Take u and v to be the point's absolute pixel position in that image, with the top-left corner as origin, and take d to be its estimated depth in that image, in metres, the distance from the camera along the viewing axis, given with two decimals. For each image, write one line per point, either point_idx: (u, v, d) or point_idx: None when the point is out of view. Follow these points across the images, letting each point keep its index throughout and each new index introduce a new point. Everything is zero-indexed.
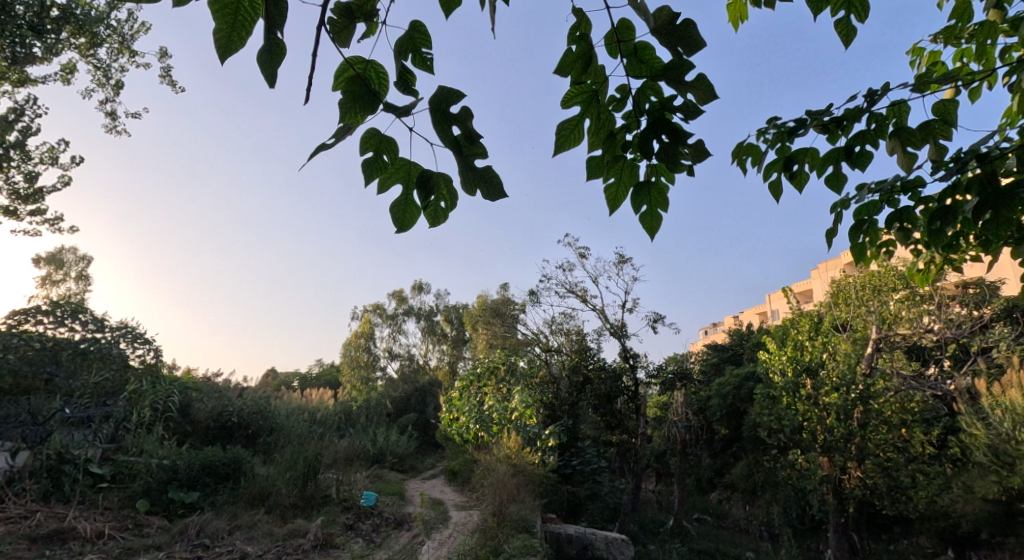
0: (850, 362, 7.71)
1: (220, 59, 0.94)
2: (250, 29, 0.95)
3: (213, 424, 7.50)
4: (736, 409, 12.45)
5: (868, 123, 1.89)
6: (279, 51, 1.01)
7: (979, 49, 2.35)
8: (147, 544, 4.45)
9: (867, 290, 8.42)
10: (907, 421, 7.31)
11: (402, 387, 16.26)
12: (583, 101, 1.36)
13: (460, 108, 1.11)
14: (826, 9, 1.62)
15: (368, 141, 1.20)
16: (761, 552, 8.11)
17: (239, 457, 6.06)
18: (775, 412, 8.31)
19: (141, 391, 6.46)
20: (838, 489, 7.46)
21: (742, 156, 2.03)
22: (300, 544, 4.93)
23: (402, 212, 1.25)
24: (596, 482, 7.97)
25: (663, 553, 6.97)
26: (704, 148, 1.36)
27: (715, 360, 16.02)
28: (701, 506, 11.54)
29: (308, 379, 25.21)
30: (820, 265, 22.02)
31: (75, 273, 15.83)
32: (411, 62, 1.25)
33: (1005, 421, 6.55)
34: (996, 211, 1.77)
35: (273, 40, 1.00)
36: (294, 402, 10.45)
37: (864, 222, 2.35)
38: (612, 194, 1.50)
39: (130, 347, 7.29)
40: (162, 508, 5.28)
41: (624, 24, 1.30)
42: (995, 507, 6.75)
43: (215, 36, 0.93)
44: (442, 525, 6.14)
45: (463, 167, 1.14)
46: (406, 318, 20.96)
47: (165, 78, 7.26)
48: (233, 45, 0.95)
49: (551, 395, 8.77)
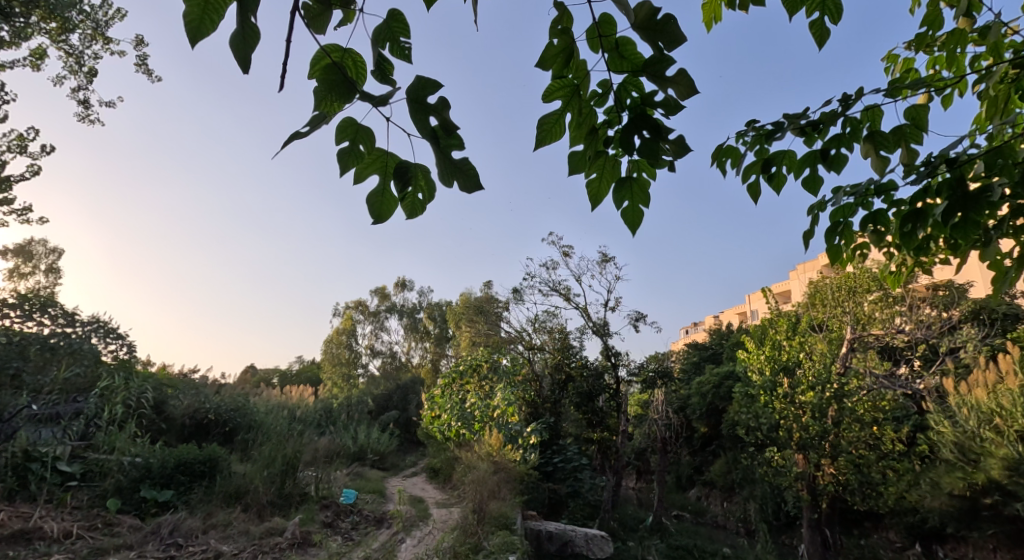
0: (826, 362, 7.93)
1: (191, 43, 0.91)
2: (223, 14, 0.93)
3: (189, 422, 7.33)
4: (715, 407, 12.67)
5: (843, 126, 1.92)
6: (252, 36, 0.99)
7: (950, 56, 2.39)
8: (118, 544, 4.34)
9: (843, 291, 8.57)
10: (879, 419, 7.54)
11: (384, 384, 16.16)
12: (564, 95, 1.35)
13: (437, 98, 1.09)
14: (801, 10, 1.63)
15: (344, 130, 1.17)
16: (737, 548, 8.24)
17: (215, 454, 5.95)
18: (753, 411, 8.41)
19: (113, 387, 6.29)
20: (812, 485, 7.62)
21: (722, 158, 2.04)
22: (277, 543, 4.86)
23: (379, 203, 1.23)
24: (577, 480, 7.93)
25: (642, 550, 7.02)
26: (685, 144, 1.38)
27: (695, 359, 16.26)
28: (680, 503, 11.65)
29: (288, 375, 24.90)
30: (798, 266, 22.48)
31: (43, 267, 15.33)
32: (389, 51, 1.22)
33: (970, 419, 6.78)
34: (966, 214, 1.80)
35: (246, 24, 0.98)
36: (274, 399, 10.30)
37: (840, 224, 2.39)
38: (595, 189, 1.49)
39: (102, 342, 7.11)
40: (133, 507, 5.16)
41: (606, 19, 1.30)
42: (961, 503, 6.92)
43: (184, 19, 0.90)
44: (421, 524, 6.11)
45: (441, 159, 1.13)
46: (389, 315, 20.81)
47: (140, 66, 7.07)
48: (205, 30, 0.93)
49: (533, 393, 8.89)
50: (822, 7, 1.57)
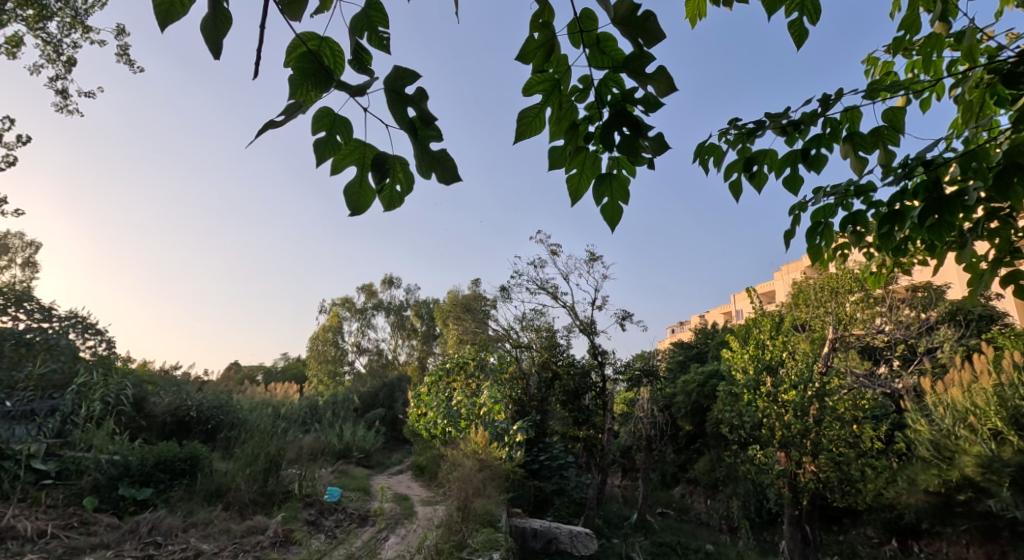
0: (808, 362, 8.02)
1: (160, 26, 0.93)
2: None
3: (170, 419, 7.17)
4: (700, 406, 12.79)
5: (824, 127, 1.92)
6: (225, 20, 1.00)
7: (927, 60, 2.41)
8: (94, 544, 4.22)
9: (826, 291, 8.63)
10: (858, 418, 7.66)
11: (370, 382, 16.02)
12: (544, 90, 1.31)
13: (416, 89, 1.06)
14: (780, 9, 1.62)
15: (321, 120, 1.13)
16: (720, 545, 8.32)
17: (197, 452, 5.85)
18: (736, 409, 8.48)
19: (91, 384, 6.14)
20: (794, 482, 7.68)
21: (704, 155, 2.02)
22: (259, 541, 4.79)
23: (356, 195, 1.19)
24: (563, 478, 7.94)
25: (626, 547, 7.05)
26: (665, 141, 1.35)
27: (681, 358, 16.39)
28: (664, 501, 11.73)
29: (272, 372, 24.60)
30: (781, 267, 22.71)
31: (19, 260, 14.92)
32: (366, 41, 1.19)
33: (946, 417, 6.95)
34: (941, 215, 1.78)
35: (218, 9, 0.99)
36: (258, 396, 10.15)
37: (820, 224, 2.39)
38: (575, 185, 1.46)
39: (80, 338, 6.93)
40: (111, 505, 5.04)
41: (587, 14, 1.27)
42: (935, 499, 7.10)
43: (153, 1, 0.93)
44: (406, 521, 6.08)
45: (420, 151, 1.09)
46: (376, 313, 20.63)
47: (121, 56, 6.88)
48: (176, 11, 0.95)
49: (520, 391, 8.77)
50: (800, 8, 1.56)
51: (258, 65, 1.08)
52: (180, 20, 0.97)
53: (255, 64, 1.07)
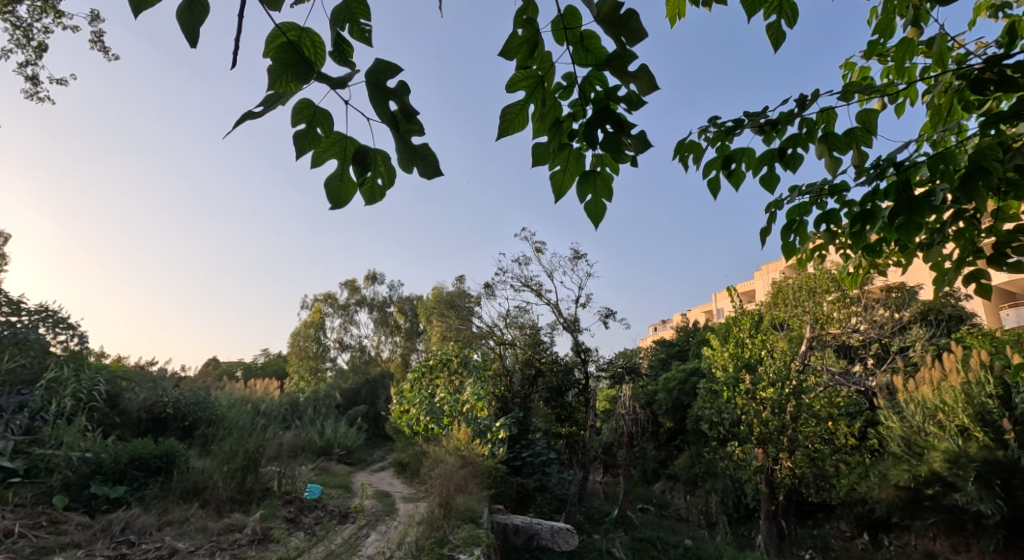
0: (786, 360, 8.16)
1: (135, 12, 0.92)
2: None
3: (145, 416, 7.01)
4: (681, 403, 12.96)
5: (800, 127, 1.96)
6: (201, 10, 0.99)
7: (900, 66, 2.47)
8: (64, 543, 4.13)
9: (804, 291, 8.88)
10: (834, 415, 7.83)
11: (353, 379, 15.92)
12: (528, 86, 1.32)
13: (398, 81, 1.06)
14: (759, 12, 1.64)
15: (301, 112, 1.12)
16: (699, 539, 8.46)
17: (173, 449, 5.77)
18: (716, 406, 8.61)
19: (62, 379, 5.98)
20: (771, 478, 7.82)
21: (684, 152, 2.04)
22: (236, 539, 4.73)
23: (336, 188, 1.18)
24: (545, 474, 8.01)
25: (607, 542, 7.11)
26: (647, 140, 1.37)
27: (663, 356, 16.57)
28: (645, 496, 11.87)
29: (252, 368, 24.25)
30: (762, 268, 23.06)
31: None
32: (348, 33, 1.18)
33: (917, 414, 7.17)
34: (909, 217, 1.82)
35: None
36: (237, 393, 9.99)
37: (795, 222, 2.44)
38: (558, 180, 1.47)
39: (50, 332, 6.76)
40: (83, 504, 4.93)
41: (571, 11, 1.28)
42: (905, 494, 7.32)
43: None
44: (386, 518, 6.06)
45: (400, 144, 1.09)
46: (359, 309, 20.45)
47: (95, 43, 6.68)
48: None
49: (503, 388, 8.79)
50: (779, 10, 1.58)
51: (235, 55, 1.06)
52: (153, 7, 0.95)
53: (233, 53, 1.05)
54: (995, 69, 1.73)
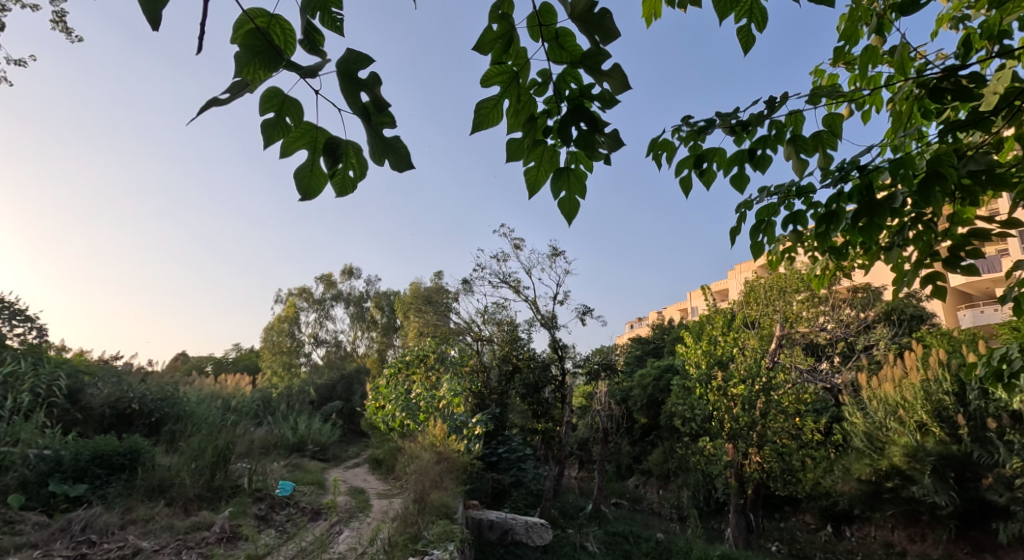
0: (757, 358, 8.30)
1: None
2: None
3: (110, 412, 6.79)
4: (655, 399, 13.20)
5: (770, 128, 1.99)
6: None
7: (864, 75, 2.52)
8: (19, 543, 3.98)
9: (775, 290, 9.01)
10: (801, 411, 7.97)
11: (328, 375, 15.71)
12: (502, 82, 1.31)
13: (369, 73, 1.03)
14: (731, 15, 1.64)
15: (269, 101, 1.09)
16: (671, 533, 8.62)
17: (138, 446, 5.59)
18: (689, 402, 8.76)
19: (19, 374, 5.76)
20: (740, 472, 7.99)
21: (657, 150, 2.05)
22: (203, 538, 4.62)
23: (307, 179, 1.15)
24: (520, 470, 8.06)
25: (580, 536, 7.18)
26: (620, 138, 1.37)
27: (638, 353, 16.76)
28: (619, 491, 12.02)
29: (223, 363, 23.65)
30: (735, 267, 23.60)
31: None
32: (319, 21, 1.15)
33: (879, 410, 7.42)
34: (870, 218, 1.84)
35: None
36: (207, 389, 9.74)
37: (763, 222, 2.48)
38: (533, 176, 1.46)
39: (7, 325, 6.48)
40: (40, 503, 4.75)
41: (546, 8, 1.27)
42: (866, 487, 7.60)
43: None
44: (360, 515, 5.99)
45: (372, 136, 1.06)
46: (335, 304, 20.13)
47: (57, 23, 6.42)
48: None
49: (480, 384, 8.78)
50: (749, 13, 1.59)
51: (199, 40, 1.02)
52: None
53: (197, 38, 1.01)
54: (952, 79, 1.78)
